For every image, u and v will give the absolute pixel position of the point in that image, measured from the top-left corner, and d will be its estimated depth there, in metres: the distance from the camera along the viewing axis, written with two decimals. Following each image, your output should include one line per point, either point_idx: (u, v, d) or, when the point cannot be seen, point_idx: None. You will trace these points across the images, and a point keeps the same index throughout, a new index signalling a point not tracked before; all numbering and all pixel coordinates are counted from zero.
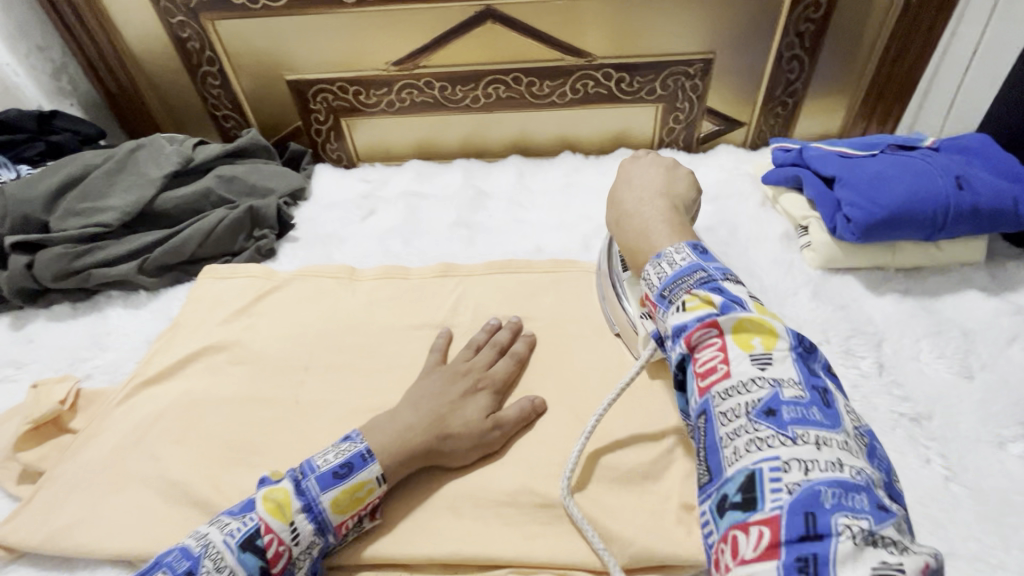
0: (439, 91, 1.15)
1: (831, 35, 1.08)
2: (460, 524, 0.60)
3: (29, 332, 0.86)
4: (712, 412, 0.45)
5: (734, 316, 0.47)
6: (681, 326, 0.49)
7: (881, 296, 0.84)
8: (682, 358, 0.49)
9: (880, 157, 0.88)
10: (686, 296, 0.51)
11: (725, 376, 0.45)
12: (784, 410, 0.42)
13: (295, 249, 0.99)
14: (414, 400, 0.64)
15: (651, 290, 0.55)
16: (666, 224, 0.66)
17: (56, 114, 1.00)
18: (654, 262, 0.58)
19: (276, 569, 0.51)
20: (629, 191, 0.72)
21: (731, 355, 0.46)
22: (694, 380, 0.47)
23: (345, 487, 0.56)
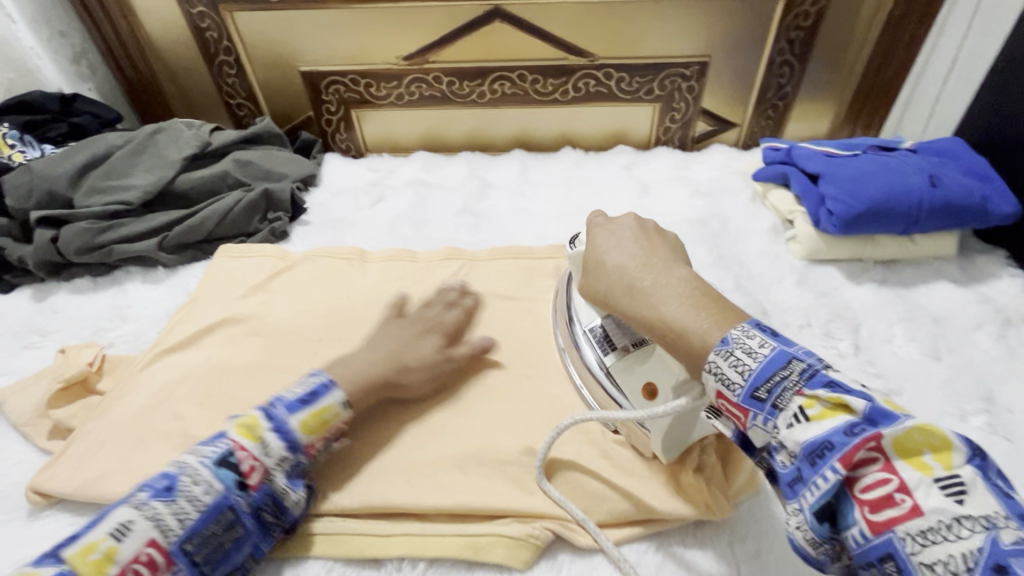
0: (447, 86, 1.20)
1: (820, 42, 1.14)
2: (467, 479, 0.65)
3: (52, 302, 0.90)
4: (904, 559, 0.36)
5: (890, 431, 0.39)
6: (822, 445, 0.40)
7: (860, 285, 0.90)
8: (836, 488, 0.39)
9: (861, 156, 0.94)
10: (801, 402, 0.42)
11: (913, 514, 0.37)
12: (1015, 561, 0.33)
13: (307, 231, 1.04)
14: (372, 344, 0.72)
15: (736, 391, 0.45)
16: (686, 301, 0.52)
17: (79, 96, 1.03)
18: (719, 349, 0.47)
19: (253, 481, 0.57)
20: (626, 259, 0.60)
21: (907, 481, 0.38)
22: (860, 512, 0.39)
23: (310, 411, 0.62)
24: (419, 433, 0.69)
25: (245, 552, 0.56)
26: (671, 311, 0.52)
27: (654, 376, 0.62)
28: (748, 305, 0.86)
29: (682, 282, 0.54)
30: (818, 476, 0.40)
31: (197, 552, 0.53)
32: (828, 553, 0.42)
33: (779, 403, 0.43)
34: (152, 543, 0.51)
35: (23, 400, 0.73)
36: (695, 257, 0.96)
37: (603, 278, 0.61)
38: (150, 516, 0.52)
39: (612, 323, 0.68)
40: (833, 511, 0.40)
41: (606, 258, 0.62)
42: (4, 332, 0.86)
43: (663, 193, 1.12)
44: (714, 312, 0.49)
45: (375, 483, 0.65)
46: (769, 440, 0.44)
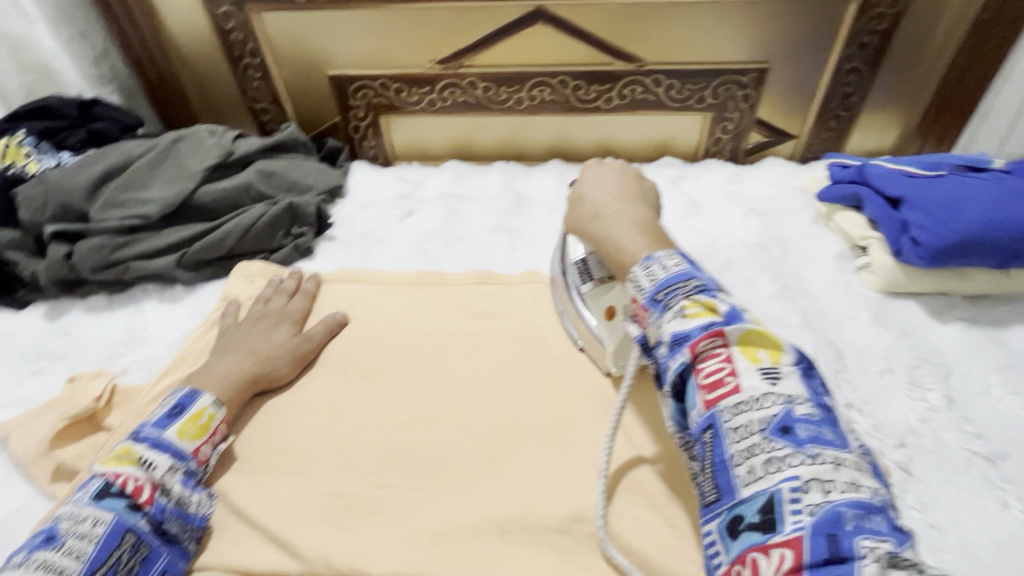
0: (482, 92, 1.12)
1: (894, 47, 1.04)
2: (510, 550, 0.57)
3: (65, 322, 0.85)
4: (720, 428, 0.42)
5: (737, 329, 0.45)
6: (682, 336, 0.46)
7: (946, 324, 0.80)
8: (683, 369, 0.45)
9: (948, 178, 0.83)
10: (685, 303, 0.47)
11: (735, 392, 0.43)
12: (798, 427, 0.40)
13: (332, 248, 0.97)
14: (227, 347, 0.73)
15: (642, 294, 0.50)
16: (632, 228, 0.57)
17: (98, 101, 0.98)
18: (642, 264, 0.52)
19: (143, 498, 0.56)
20: (600, 192, 0.63)
21: (738, 366, 0.43)
22: (698, 393, 0.44)
23: (185, 418, 0.62)
24: (455, 489, 0.62)
25: (160, 572, 0.54)
26: (617, 236, 0.57)
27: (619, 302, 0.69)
28: (820, 345, 0.77)
29: (634, 212, 0.59)
30: (673, 359, 0.46)
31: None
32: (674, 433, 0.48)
33: (669, 304, 0.48)
34: None
35: (29, 435, 0.68)
36: (755, 287, 0.87)
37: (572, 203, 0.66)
38: (39, 565, 0.49)
39: (595, 259, 0.74)
40: (678, 390, 0.46)
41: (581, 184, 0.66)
42: (14, 355, 0.81)
43: (715, 211, 1.03)
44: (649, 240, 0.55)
45: (408, 550, 0.57)
46: (656, 338, 0.48)
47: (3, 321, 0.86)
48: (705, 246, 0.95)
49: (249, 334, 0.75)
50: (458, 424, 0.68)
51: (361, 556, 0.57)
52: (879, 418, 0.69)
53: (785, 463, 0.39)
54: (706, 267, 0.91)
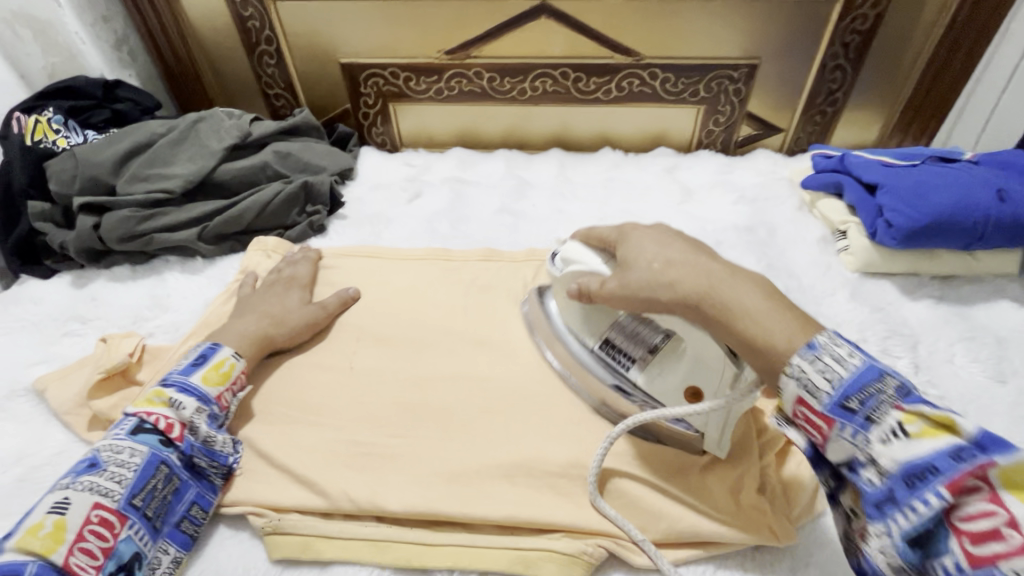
0: (487, 82, 1.18)
1: (875, 47, 1.10)
2: (514, 490, 0.63)
3: (92, 289, 0.90)
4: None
5: (1002, 461, 0.38)
6: (924, 468, 0.40)
7: (917, 301, 0.87)
8: (932, 511, 0.39)
9: (921, 167, 0.90)
10: (899, 417, 0.42)
11: (1018, 551, 0.36)
12: None
13: (345, 226, 1.03)
14: (247, 309, 0.78)
15: (820, 399, 0.45)
16: (759, 294, 0.49)
17: (120, 82, 1.03)
18: (803, 354, 0.46)
19: (174, 435, 0.61)
20: (664, 254, 0.55)
21: (1015, 515, 0.37)
22: (957, 541, 0.38)
23: (208, 366, 0.67)
24: (463, 438, 0.68)
25: (190, 502, 0.61)
26: (748, 303, 0.49)
27: (699, 380, 0.60)
28: None
29: (734, 266, 0.52)
30: (916, 498, 0.40)
31: (147, 505, 0.58)
32: None
33: (872, 416, 0.43)
34: (97, 506, 0.55)
35: (66, 387, 0.73)
36: (742, 267, 0.93)
37: (639, 284, 0.55)
38: (84, 487, 0.55)
39: (616, 334, 0.68)
40: (918, 534, 0.40)
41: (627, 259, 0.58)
42: (44, 319, 0.86)
43: (707, 198, 1.09)
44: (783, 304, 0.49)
45: (422, 489, 0.63)
46: (855, 455, 0.44)
47: (32, 287, 0.91)
48: (697, 230, 1.01)
49: (265, 298, 0.81)
50: (465, 381, 0.74)
51: (377, 495, 0.63)
52: None
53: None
54: None
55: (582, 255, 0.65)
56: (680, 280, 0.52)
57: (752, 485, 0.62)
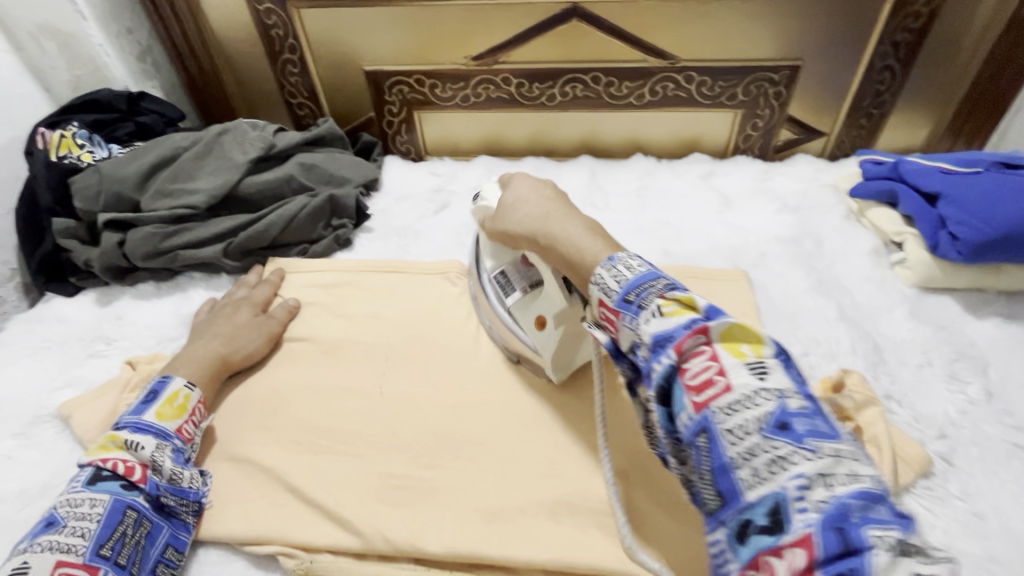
0: (516, 88, 1.14)
1: (928, 45, 1.04)
2: (559, 530, 0.59)
3: (117, 308, 0.88)
4: (713, 433, 0.38)
5: (719, 322, 0.41)
6: (665, 338, 0.42)
7: (983, 319, 0.81)
8: (668, 372, 0.41)
9: (985, 174, 0.84)
10: (660, 302, 0.43)
11: (724, 391, 0.39)
12: (795, 423, 0.37)
13: (371, 240, 1.00)
14: (205, 332, 0.75)
15: (611, 296, 0.47)
16: (582, 228, 0.55)
17: (145, 94, 1.00)
18: (606, 266, 0.49)
19: (136, 478, 0.58)
20: (527, 197, 0.63)
21: (725, 364, 0.39)
22: (685, 397, 0.40)
23: (161, 401, 0.64)
24: (504, 472, 0.64)
25: (164, 544, 0.58)
26: (574, 238, 0.54)
27: (545, 311, 0.65)
28: (858, 339, 0.77)
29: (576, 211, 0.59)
30: (658, 362, 0.42)
31: (118, 553, 0.54)
32: (666, 443, 0.43)
33: (643, 303, 0.44)
34: (63, 564, 0.51)
35: (91, 414, 0.71)
36: (790, 282, 0.88)
37: (505, 220, 0.64)
38: (45, 548, 0.52)
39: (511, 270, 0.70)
40: (662, 395, 0.42)
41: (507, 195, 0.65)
42: (70, 339, 0.84)
43: (747, 207, 1.04)
44: (599, 235, 0.54)
45: (463, 529, 0.60)
46: (633, 340, 0.44)
47: (57, 306, 0.89)
48: (739, 242, 0.96)
49: (213, 319, 0.77)
50: (503, 409, 0.70)
51: (415, 534, 0.59)
52: (919, 409, 0.69)
53: (789, 464, 0.35)
54: (739, 263, 0.92)
55: (492, 193, 0.70)
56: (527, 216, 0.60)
57: None
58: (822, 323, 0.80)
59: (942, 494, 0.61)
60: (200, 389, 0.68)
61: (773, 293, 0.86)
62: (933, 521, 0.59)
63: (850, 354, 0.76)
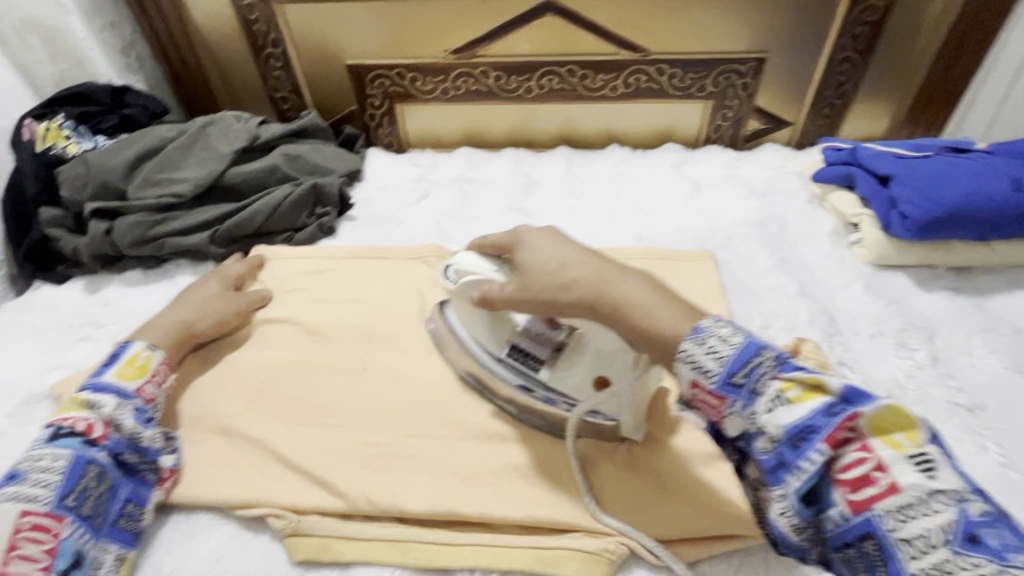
0: (494, 80, 1.18)
1: (885, 38, 1.10)
2: (532, 489, 0.63)
3: (105, 294, 0.91)
4: (882, 537, 0.41)
5: (867, 410, 0.43)
6: (804, 429, 0.44)
7: (933, 292, 0.86)
8: (817, 471, 0.44)
9: (933, 158, 0.89)
10: (778, 385, 0.46)
11: (892, 493, 0.41)
12: (979, 530, 0.39)
13: (354, 227, 1.03)
14: (183, 302, 0.79)
15: (713, 378, 0.48)
16: (644, 288, 0.52)
17: (128, 88, 1.03)
18: (691, 338, 0.48)
19: (97, 434, 0.60)
20: (541, 263, 0.55)
21: (884, 461, 0.42)
22: (841, 495, 0.43)
23: (121, 364, 0.67)
24: (481, 438, 0.68)
25: (125, 499, 0.60)
26: (641, 304, 0.51)
27: (607, 369, 0.59)
28: (815, 313, 0.82)
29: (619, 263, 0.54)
30: (805, 459, 0.44)
31: (80, 505, 0.57)
32: (813, 534, 0.46)
33: (756, 387, 0.47)
34: (26, 513, 0.54)
35: None
36: (755, 261, 0.92)
37: (534, 294, 0.54)
38: (8, 498, 0.54)
39: (525, 342, 0.63)
40: (812, 492, 0.45)
41: (522, 263, 0.57)
42: (59, 325, 0.86)
43: (716, 193, 1.09)
44: (662, 293, 0.52)
45: (441, 490, 0.63)
46: (749, 426, 0.48)
47: (46, 294, 0.91)
48: (708, 226, 1.01)
49: (183, 294, 0.81)
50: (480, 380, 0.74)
51: (396, 495, 0.63)
52: (869, 374, 0.74)
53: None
54: (708, 245, 0.97)
55: (473, 264, 0.61)
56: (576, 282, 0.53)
57: None
58: (783, 299, 0.85)
59: None
60: (161, 351, 0.71)
61: (739, 273, 0.90)
62: None
63: (808, 327, 0.80)
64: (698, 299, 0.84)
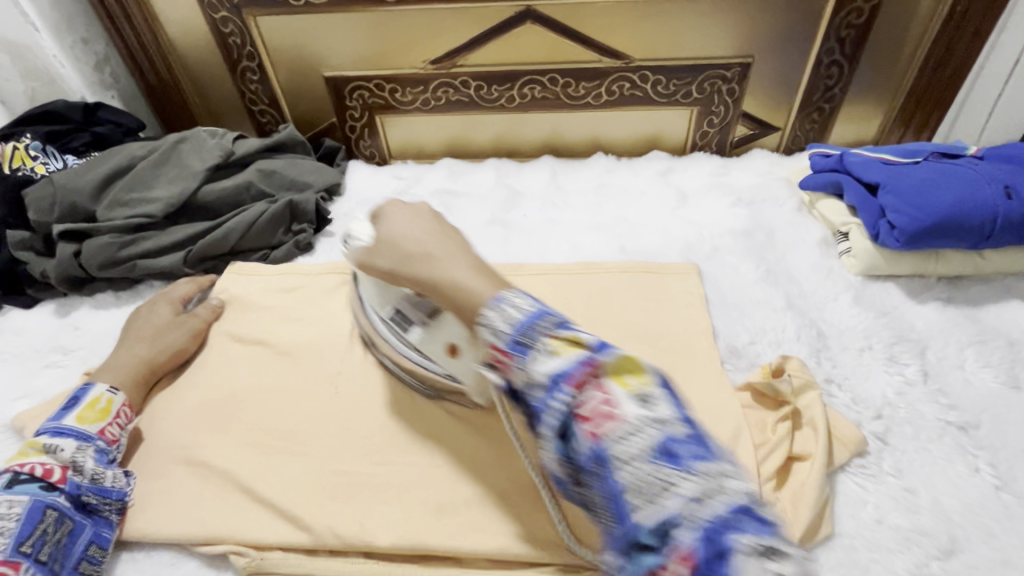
0: (475, 90, 1.15)
1: (872, 40, 1.07)
2: (507, 521, 0.61)
3: (75, 318, 0.88)
4: (605, 462, 0.41)
5: (607, 357, 0.44)
6: (557, 377, 0.44)
7: (924, 303, 0.83)
8: (564, 411, 0.43)
9: (923, 164, 0.87)
10: (549, 341, 0.46)
11: (616, 423, 0.41)
12: (678, 447, 0.39)
13: (333, 244, 1.00)
14: (132, 336, 0.76)
15: (503, 338, 0.48)
16: (464, 263, 0.55)
17: (101, 105, 0.99)
18: (494, 306, 0.50)
19: (56, 479, 0.59)
20: (396, 232, 0.60)
21: (613, 395, 0.42)
22: (580, 432, 0.42)
23: (83, 405, 0.65)
24: (454, 467, 0.65)
25: (87, 542, 0.59)
26: (457, 277, 0.54)
27: (455, 338, 0.61)
28: (802, 326, 0.79)
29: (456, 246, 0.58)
30: (555, 400, 0.43)
31: (39, 551, 0.55)
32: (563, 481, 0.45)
33: (529, 342, 0.46)
34: None
35: None
36: (740, 273, 0.90)
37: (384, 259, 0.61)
38: None
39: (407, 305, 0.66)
40: (562, 436, 0.44)
41: (381, 233, 0.62)
42: (26, 350, 0.84)
43: (703, 201, 1.06)
44: (482, 273, 0.54)
45: (412, 523, 0.61)
46: (525, 381, 0.46)
47: (15, 318, 0.89)
48: (693, 236, 0.98)
49: (131, 321, 0.79)
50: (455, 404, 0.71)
51: (366, 530, 0.61)
52: (858, 391, 0.72)
53: (673, 487, 0.38)
54: (693, 256, 0.94)
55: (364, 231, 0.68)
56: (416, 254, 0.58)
57: None
58: (769, 312, 0.82)
59: (876, 471, 0.63)
60: (124, 392, 0.70)
61: (724, 285, 0.88)
62: (866, 497, 0.61)
63: (794, 342, 0.78)
64: (681, 313, 0.82)
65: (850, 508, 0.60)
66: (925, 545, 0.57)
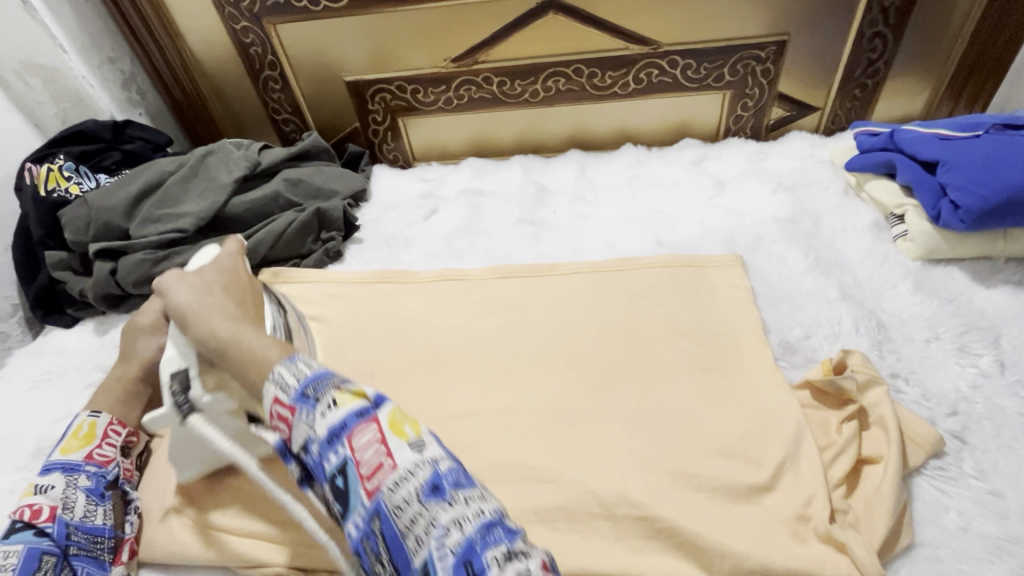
0: (497, 86, 1.13)
1: (919, 8, 1.00)
2: (556, 537, 0.58)
3: (112, 335, 0.89)
4: (384, 511, 0.40)
5: (385, 410, 0.45)
6: (338, 427, 0.43)
7: (993, 288, 0.77)
8: (344, 463, 0.42)
9: (986, 137, 0.80)
10: (335, 393, 0.45)
11: (391, 470, 0.41)
12: (445, 482, 0.41)
13: (361, 250, 0.99)
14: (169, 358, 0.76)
15: (287, 393, 0.46)
16: (267, 341, 0.53)
17: (129, 122, 1.01)
18: (285, 364, 0.48)
19: (44, 519, 0.58)
20: (227, 310, 0.57)
21: (391, 446, 0.43)
22: (359, 485, 0.42)
23: (67, 437, 0.66)
24: (500, 487, 0.62)
25: None
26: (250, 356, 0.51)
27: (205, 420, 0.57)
28: (860, 318, 0.75)
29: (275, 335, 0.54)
30: (330, 453, 0.43)
31: None
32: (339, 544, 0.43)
33: (318, 396, 0.45)
34: None
35: None
36: (788, 263, 0.85)
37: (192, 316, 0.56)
38: None
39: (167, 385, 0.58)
40: (337, 490, 0.42)
41: (217, 304, 0.58)
42: (69, 370, 0.85)
43: (741, 189, 1.01)
44: (280, 343, 0.53)
45: None
46: (308, 433, 0.44)
47: (56, 338, 0.90)
48: (733, 226, 0.94)
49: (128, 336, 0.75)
50: (495, 414, 0.69)
51: None
52: (928, 385, 0.67)
53: (435, 520, 0.39)
54: (736, 248, 0.89)
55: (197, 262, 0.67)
56: (182, 305, 0.57)
57: (822, 512, 0.55)
58: (823, 303, 0.78)
59: (956, 474, 0.59)
60: (107, 413, 0.69)
61: (772, 277, 0.83)
62: (947, 502, 0.57)
63: (853, 335, 0.73)
64: (728, 309, 0.77)
65: (930, 516, 0.56)
66: (1017, 554, 0.52)
